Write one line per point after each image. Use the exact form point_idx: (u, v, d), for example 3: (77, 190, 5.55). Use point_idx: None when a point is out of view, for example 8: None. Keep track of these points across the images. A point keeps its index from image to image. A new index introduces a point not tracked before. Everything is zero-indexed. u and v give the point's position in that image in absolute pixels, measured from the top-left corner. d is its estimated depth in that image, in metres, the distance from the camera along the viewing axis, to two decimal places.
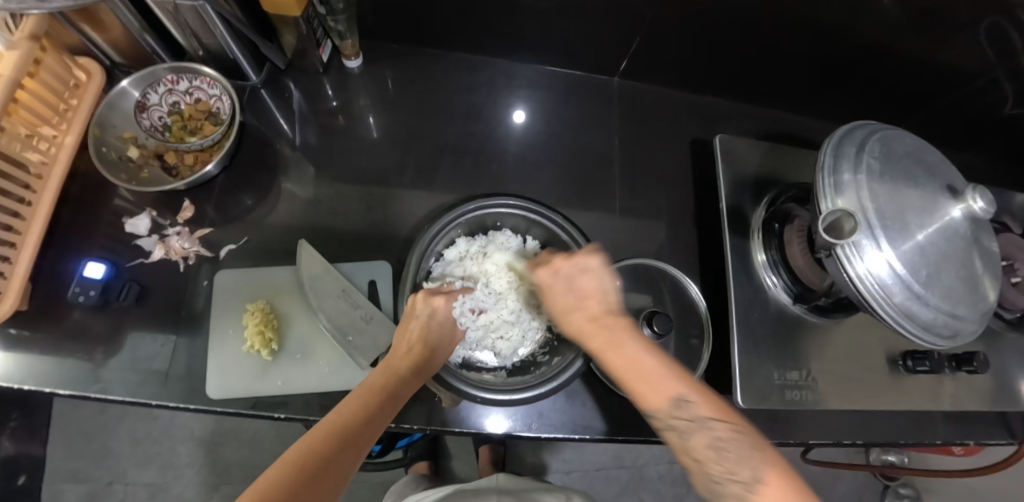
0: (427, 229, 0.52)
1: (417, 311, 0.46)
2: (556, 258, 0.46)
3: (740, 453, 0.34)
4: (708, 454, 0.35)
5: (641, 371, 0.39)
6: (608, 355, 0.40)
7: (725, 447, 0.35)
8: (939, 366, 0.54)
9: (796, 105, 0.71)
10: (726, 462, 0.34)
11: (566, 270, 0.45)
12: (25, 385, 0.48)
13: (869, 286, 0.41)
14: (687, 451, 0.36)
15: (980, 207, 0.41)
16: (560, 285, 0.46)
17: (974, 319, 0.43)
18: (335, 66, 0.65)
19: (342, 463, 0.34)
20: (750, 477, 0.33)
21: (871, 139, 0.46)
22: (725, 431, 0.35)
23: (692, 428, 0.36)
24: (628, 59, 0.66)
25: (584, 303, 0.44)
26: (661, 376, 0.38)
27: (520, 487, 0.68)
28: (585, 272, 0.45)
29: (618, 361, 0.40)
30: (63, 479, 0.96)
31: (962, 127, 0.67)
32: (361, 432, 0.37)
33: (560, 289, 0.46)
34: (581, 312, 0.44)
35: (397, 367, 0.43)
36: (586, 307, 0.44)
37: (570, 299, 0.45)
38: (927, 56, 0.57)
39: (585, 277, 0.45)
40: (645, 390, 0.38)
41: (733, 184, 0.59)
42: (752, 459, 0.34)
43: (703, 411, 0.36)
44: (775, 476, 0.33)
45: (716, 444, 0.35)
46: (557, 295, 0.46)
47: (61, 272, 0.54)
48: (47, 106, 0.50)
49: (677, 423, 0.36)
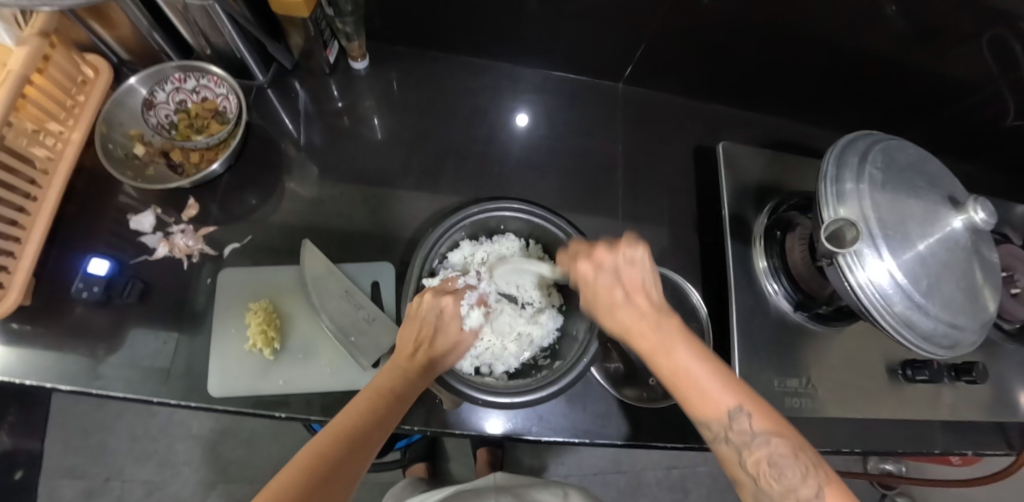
0: (431, 232, 0.53)
1: (423, 309, 0.45)
2: (596, 249, 0.38)
3: (799, 470, 0.30)
4: (763, 470, 0.31)
5: (698, 382, 0.33)
6: (659, 362, 0.34)
7: (784, 463, 0.31)
8: (938, 376, 0.54)
9: (798, 114, 0.72)
10: (784, 478, 0.31)
11: (609, 263, 0.37)
12: (27, 380, 0.48)
13: (870, 294, 0.41)
14: (740, 465, 0.32)
15: (981, 218, 0.41)
16: (603, 278, 0.37)
17: (973, 330, 0.44)
18: (341, 67, 0.65)
19: (351, 465, 0.35)
20: (810, 495, 0.30)
21: (874, 149, 0.46)
22: (785, 448, 0.31)
23: (749, 442, 0.32)
24: (632, 65, 0.67)
25: (632, 299, 0.36)
26: (720, 386, 0.33)
27: (517, 484, 0.68)
28: (631, 264, 0.37)
29: (670, 364, 0.33)
30: (61, 474, 0.96)
31: (963, 139, 0.68)
32: (369, 435, 0.38)
33: (605, 284, 0.37)
34: (630, 309, 0.36)
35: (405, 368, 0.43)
36: (635, 303, 0.36)
37: (616, 297, 0.36)
38: (929, 67, 0.57)
39: (629, 269, 0.37)
40: (699, 400, 0.33)
41: (735, 191, 0.59)
42: (811, 475, 0.30)
43: (761, 426, 0.32)
44: (832, 494, 0.30)
45: (774, 460, 0.31)
46: (600, 292, 0.37)
47: (65, 267, 0.54)
48: (55, 102, 0.50)
49: (732, 437, 0.32)
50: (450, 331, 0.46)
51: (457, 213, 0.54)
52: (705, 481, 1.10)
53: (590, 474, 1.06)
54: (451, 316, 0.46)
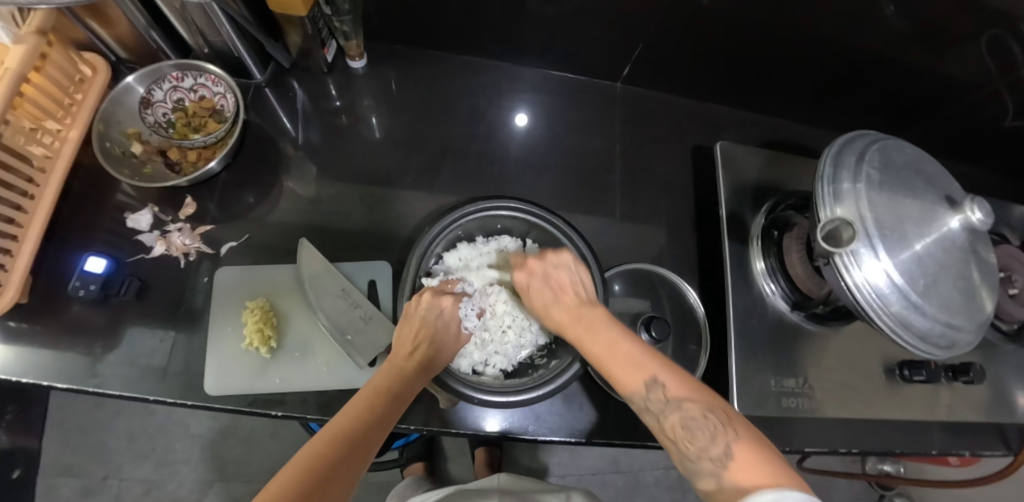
0: (427, 231, 0.52)
1: (422, 308, 0.46)
2: (530, 261, 0.50)
3: (710, 431, 0.34)
4: (679, 434, 0.35)
5: (618, 356, 0.41)
6: (587, 345, 0.43)
7: (696, 425, 0.35)
8: (936, 376, 0.54)
9: (795, 114, 0.72)
10: (696, 439, 0.34)
11: (540, 270, 0.50)
12: (24, 378, 0.48)
13: (866, 294, 0.41)
14: (662, 431, 0.37)
15: (978, 218, 0.41)
16: (537, 284, 0.49)
17: (970, 330, 0.44)
18: (339, 66, 0.65)
19: (350, 466, 0.35)
20: (720, 454, 0.32)
21: (871, 149, 0.46)
22: (695, 411, 0.35)
23: (665, 409, 0.37)
24: (631, 65, 0.67)
25: (562, 298, 0.48)
26: (638, 360, 0.40)
27: (524, 487, 0.68)
28: (563, 272, 0.49)
29: (602, 343, 0.43)
30: (59, 473, 0.96)
31: (962, 139, 0.68)
32: (369, 435, 0.37)
33: (541, 288, 0.49)
34: (561, 307, 0.47)
35: (401, 368, 0.43)
36: (563, 299, 0.47)
37: (551, 296, 0.48)
38: (928, 67, 0.57)
39: (558, 274, 0.49)
40: (621, 374, 0.40)
41: (733, 190, 0.59)
42: (720, 436, 0.33)
43: (673, 393, 0.37)
44: (743, 451, 0.32)
45: (687, 423, 0.35)
46: (538, 293, 0.49)
47: (62, 266, 0.54)
48: (53, 100, 0.50)
49: (650, 405, 0.38)
50: (444, 328, 0.48)
51: (454, 211, 0.53)
52: None
53: (588, 474, 1.06)
54: (450, 314, 0.48)
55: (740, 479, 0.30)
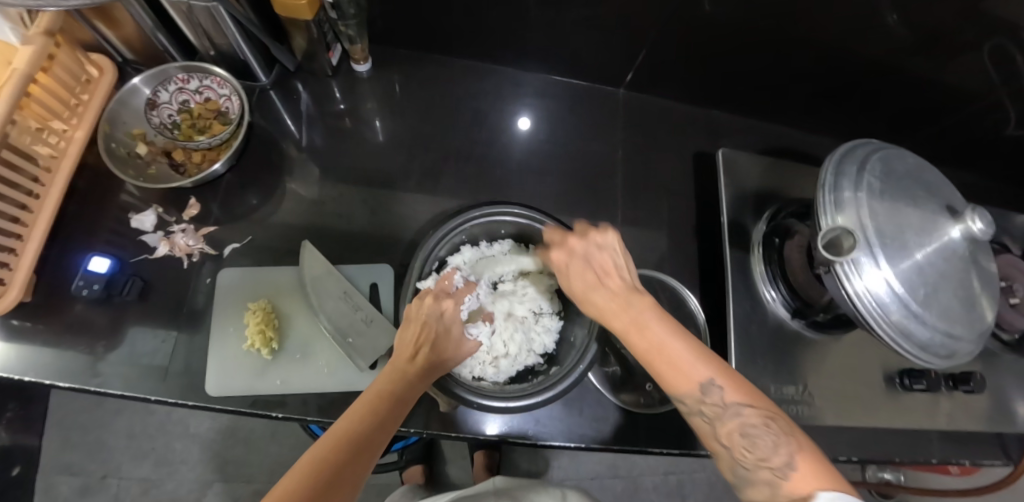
0: (431, 235, 0.53)
1: (421, 312, 0.45)
2: (571, 237, 0.40)
3: (771, 440, 0.33)
4: (735, 441, 0.34)
5: (672, 354, 0.35)
6: (634, 341, 0.36)
7: (756, 433, 0.33)
8: (936, 385, 0.55)
9: (797, 121, 0.72)
10: (756, 448, 0.33)
11: (582, 251, 0.39)
12: (26, 376, 0.49)
13: (867, 303, 0.41)
14: (715, 437, 0.35)
15: (978, 227, 0.42)
16: (577, 265, 0.39)
17: (970, 339, 0.44)
18: (344, 69, 0.65)
19: (354, 470, 0.35)
20: (782, 463, 0.32)
21: (872, 158, 0.46)
22: (756, 418, 0.34)
23: (721, 413, 0.34)
24: (633, 71, 0.67)
25: (605, 285, 0.38)
26: (692, 359, 0.34)
27: (517, 486, 0.68)
28: (603, 251, 0.39)
29: (645, 340, 0.35)
30: (58, 471, 0.96)
31: (964, 148, 0.68)
32: (371, 440, 0.37)
33: (579, 268, 0.39)
34: (603, 292, 0.38)
35: (406, 369, 0.43)
36: (608, 284, 0.38)
37: (595, 282, 0.38)
38: (930, 76, 0.58)
39: (601, 255, 0.39)
40: (676, 375, 0.35)
41: (734, 197, 0.59)
42: (783, 445, 0.32)
43: (732, 397, 0.34)
44: (805, 461, 0.32)
45: (746, 430, 0.34)
46: (575, 276, 0.39)
47: (66, 265, 0.54)
48: (59, 101, 0.51)
49: (704, 409, 0.34)
50: (449, 331, 0.46)
51: (459, 215, 0.54)
52: (702, 487, 1.10)
53: (586, 478, 1.06)
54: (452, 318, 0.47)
55: (805, 490, 0.31)
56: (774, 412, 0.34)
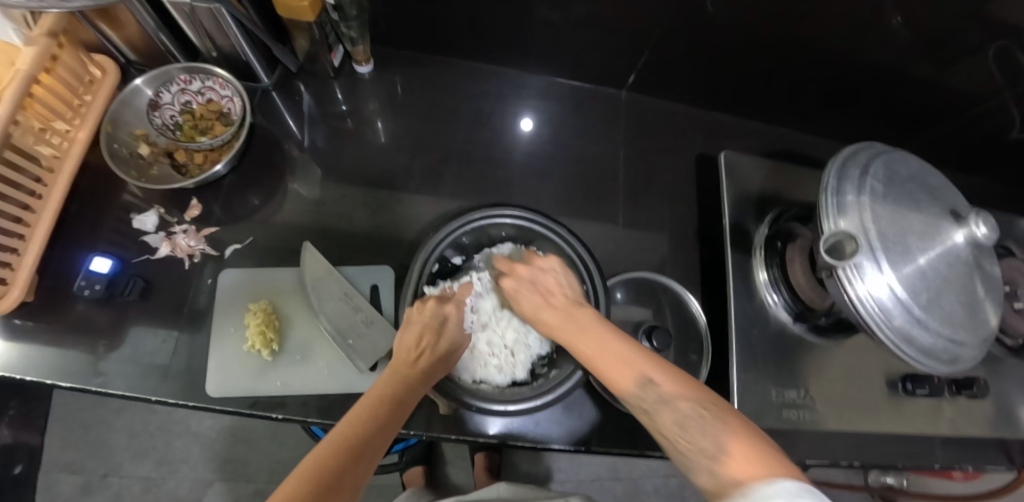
0: (433, 236, 0.52)
1: (420, 316, 0.46)
2: (517, 267, 0.51)
3: (705, 425, 0.33)
4: (674, 432, 0.34)
5: (615, 356, 0.40)
6: (576, 346, 0.42)
7: (692, 422, 0.33)
8: (939, 390, 0.54)
9: (801, 124, 0.72)
10: (691, 435, 0.33)
11: (527, 274, 0.50)
12: (27, 376, 0.49)
13: (869, 308, 0.41)
14: (660, 433, 0.36)
15: (982, 232, 0.41)
16: (525, 288, 0.49)
17: (973, 345, 0.43)
18: (346, 70, 0.65)
19: (362, 464, 0.35)
20: (714, 448, 0.31)
21: (876, 162, 0.46)
22: (691, 409, 0.34)
23: (658, 406, 0.36)
24: (636, 73, 0.67)
25: (549, 300, 0.47)
26: (635, 359, 0.39)
27: (518, 495, 0.68)
28: (546, 274, 0.49)
29: (586, 344, 0.42)
30: (59, 469, 0.96)
31: (968, 152, 0.67)
32: (377, 438, 0.37)
33: (528, 291, 0.49)
34: (549, 307, 0.47)
35: (407, 375, 0.43)
36: (552, 299, 0.47)
37: (537, 297, 0.48)
38: (934, 79, 0.57)
39: (544, 277, 0.49)
40: (619, 377, 0.38)
41: (737, 200, 0.59)
42: (713, 431, 0.32)
43: (668, 391, 0.36)
44: (739, 446, 0.30)
45: (683, 419, 0.34)
46: (523, 296, 0.49)
47: (67, 265, 0.54)
48: (62, 101, 0.51)
49: (646, 404, 0.36)
50: (452, 332, 0.48)
51: (458, 218, 0.54)
52: None
53: (587, 481, 1.06)
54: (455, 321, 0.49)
55: (736, 475, 0.29)
56: (711, 406, 0.34)
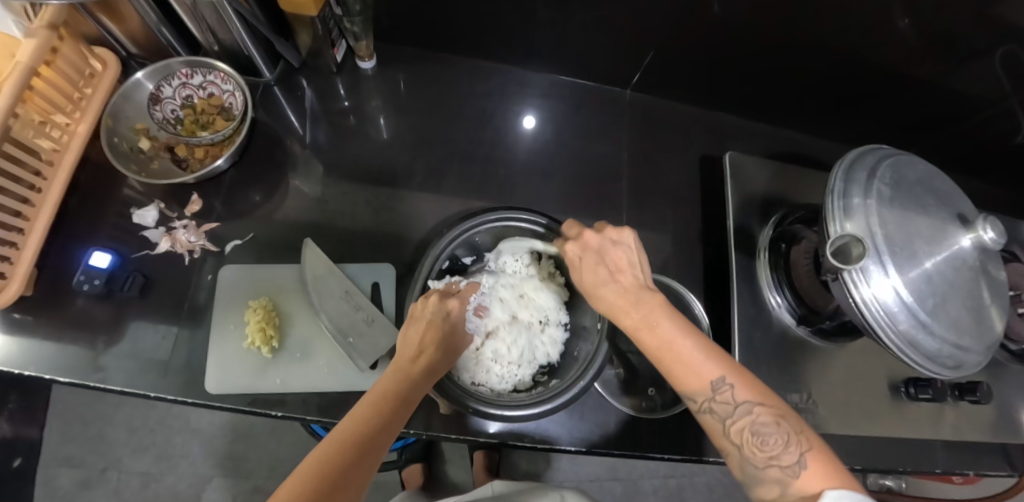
0: (446, 234, 0.52)
1: (425, 311, 0.45)
2: (586, 232, 0.42)
3: (782, 438, 0.32)
4: (746, 439, 0.33)
5: (680, 354, 0.35)
6: (644, 335, 0.37)
7: (767, 432, 0.33)
8: (941, 395, 0.54)
9: (807, 126, 0.71)
10: (767, 446, 0.32)
11: (597, 245, 0.41)
12: (26, 370, 0.49)
13: (874, 312, 0.40)
14: (726, 435, 0.34)
15: (990, 237, 0.41)
16: (589, 259, 0.41)
17: (978, 351, 0.43)
18: (348, 66, 0.65)
19: (362, 464, 0.35)
20: (793, 462, 0.32)
21: (883, 165, 0.45)
22: (767, 417, 0.33)
23: (731, 411, 0.34)
24: (641, 72, 0.66)
25: (617, 284, 0.39)
26: (701, 360, 0.35)
27: (515, 491, 0.69)
28: (614, 251, 0.40)
29: (653, 337, 0.36)
30: (58, 463, 0.96)
31: (974, 155, 0.67)
32: (377, 438, 0.37)
33: (592, 262, 0.41)
34: (614, 287, 0.39)
35: (410, 371, 0.42)
36: (620, 281, 0.39)
37: (603, 276, 0.40)
38: (942, 83, 0.57)
39: (614, 252, 0.40)
40: (684, 375, 0.35)
41: (741, 202, 0.58)
42: (794, 444, 0.32)
43: (742, 395, 0.34)
44: (816, 460, 0.32)
45: (757, 428, 0.33)
46: (586, 272, 0.41)
47: (67, 259, 0.54)
48: (62, 95, 0.50)
49: (715, 407, 0.34)
50: (455, 326, 0.46)
51: (474, 217, 0.53)
52: (702, 491, 1.09)
53: (586, 480, 1.06)
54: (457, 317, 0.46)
55: (814, 489, 0.30)
56: (788, 414, 0.34)
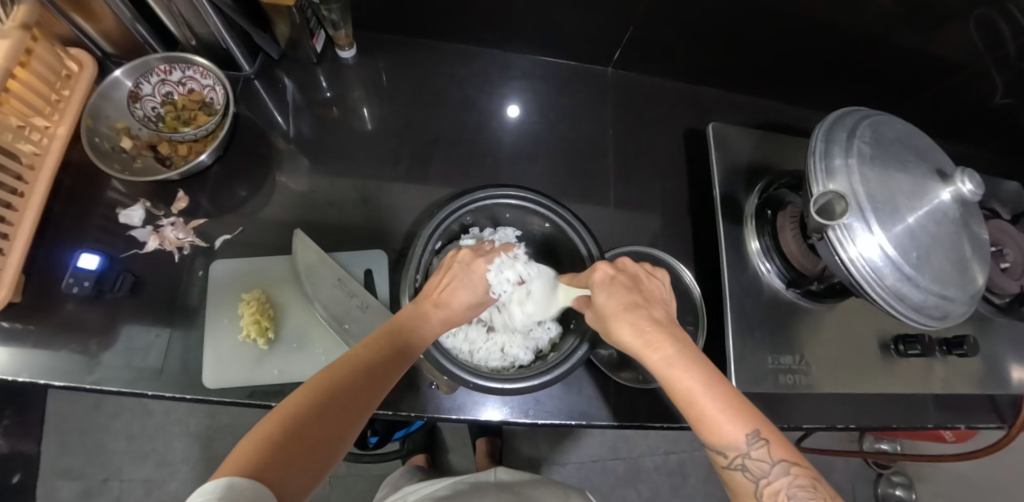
0: (438, 212, 0.51)
1: (456, 265, 0.47)
2: (625, 261, 0.47)
3: None
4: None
5: (709, 401, 0.33)
6: (669, 374, 0.35)
7: (801, 497, 0.30)
8: (930, 350, 0.55)
9: (788, 96, 0.72)
10: None
11: (635, 270, 0.46)
12: (20, 377, 0.48)
13: (861, 268, 0.41)
14: (756, 497, 0.32)
15: (969, 189, 0.42)
16: (619, 282, 0.43)
17: (963, 300, 0.44)
18: (328, 56, 0.65)
19: (369, 391, 0.35)
20: None
21: (862, 124, 0.46)
22: (803, 480, 0.31)
23: (766, 472, 0.31)
24: (621, 50, 0.67)
25: (644, 310, 0.40)
26: (731, 407, 0.32)
27: (517, 481, 0.69)
28: (647, 280, 0.46)
29: (682, 378, 0.34)
30: (57, 476, 0.95)
31: (953, 117, 0.68)
32: (386, 368, 0.37)
33: (620, 288, 0.42)
34: (633, 316, 0.39)
35: (424, 310, 0.43)
36: (651, 309, 0.40)
37: (632, 301, 0.41)
38: (915, 46, 0.58)
39: (651, 281, 0.46)
40: (716, 423, 0.32)
41: (727, 172, 0.59)
42: None
43: (778, 453, 0.31)
44: None
45: (793, 493, 0.30)
46: (614, 295, 0.42)
47: (54, 263, 0.53)
48: (39, 96, 0.50)
49: (749, 464, 0.32)
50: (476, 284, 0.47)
51: (463, 196, 0.52)
52: (702, 465, 1.11)
53: (590, 461, 1.07)
54: (479, 277, 0.48)
55: None
56: (820, 479, 0.32)
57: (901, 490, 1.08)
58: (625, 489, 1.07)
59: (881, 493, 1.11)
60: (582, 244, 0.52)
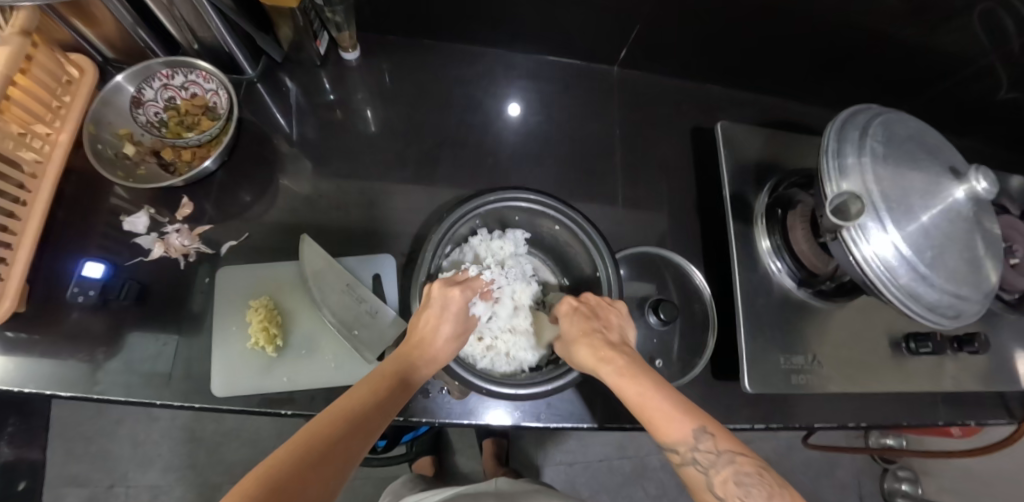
0: (446, 217, 0.50)
1: (434, 299, 0.46)
2: (585, 295, 0.50)
3: (764, 490, 0.34)
4: (729, 490, 0.35)
5: (658, 404, 0.39)
6: (624, 388, 0.41)
7: (749, 482, 0.34)
8: (942, 348, 0.55)
9: (796, 91, 0.71)
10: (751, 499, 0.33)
11: (594, 303, 0.49)
12: (26, 388, 0.48)
13: (875, 267, 0.41)
14: (709, 488, 0.35)
15: (983, 187, 0.41)
16: (581, 312, 0.48)
17: (977, 300, 0.44)
18: (332, 58, 0.64)
19: (355, 441, 0.34)
20: None
21: (874, 123, 0.46)
22: (749, 466, 0.35)
23: (714, 461, 0.36)
24: (627, 49, 0.66)
25: (597, 335, 0.45)
26: (678, 410, 0.38)
27: (517, 489, 0.69)
28: (608, 311, 0.48)
29: (634, 388, 0.40)
30: (63, 483, 0.95)
31: (961, 113, 0.68)
32: (373, 416, 0.37)
33: (580, 317, 0.47)
34: (589, 342, 0.44)
35: (410, 353, 0.44)
36: (606, 332, 0.46)
37: (590, 327, 0.46)
38: (924, 41, 0.57)
39: (610, 311, 0.48)
40: (664, 423, 0.38)
41: (736, 170, 0.58)
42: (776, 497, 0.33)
43: (723, 444, 0.36)
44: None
45: (739, 478, 0.35)
46: (575, 323, 0.47)
47: (59, 272, 0.53)
48: (40, 103, 0.49)
49: (699, 457, 0.36)
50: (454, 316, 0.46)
51: (472, 200, 0.51)
52: None
53: (596, 461, 1.07)
54: (456, 306, 0.47)
55: None
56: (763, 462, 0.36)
57: (907, 486, 1.08)
58: (631, 489, 1.07)
59: (887, 488, 1.11)
60: (592, 246, 0.51)
